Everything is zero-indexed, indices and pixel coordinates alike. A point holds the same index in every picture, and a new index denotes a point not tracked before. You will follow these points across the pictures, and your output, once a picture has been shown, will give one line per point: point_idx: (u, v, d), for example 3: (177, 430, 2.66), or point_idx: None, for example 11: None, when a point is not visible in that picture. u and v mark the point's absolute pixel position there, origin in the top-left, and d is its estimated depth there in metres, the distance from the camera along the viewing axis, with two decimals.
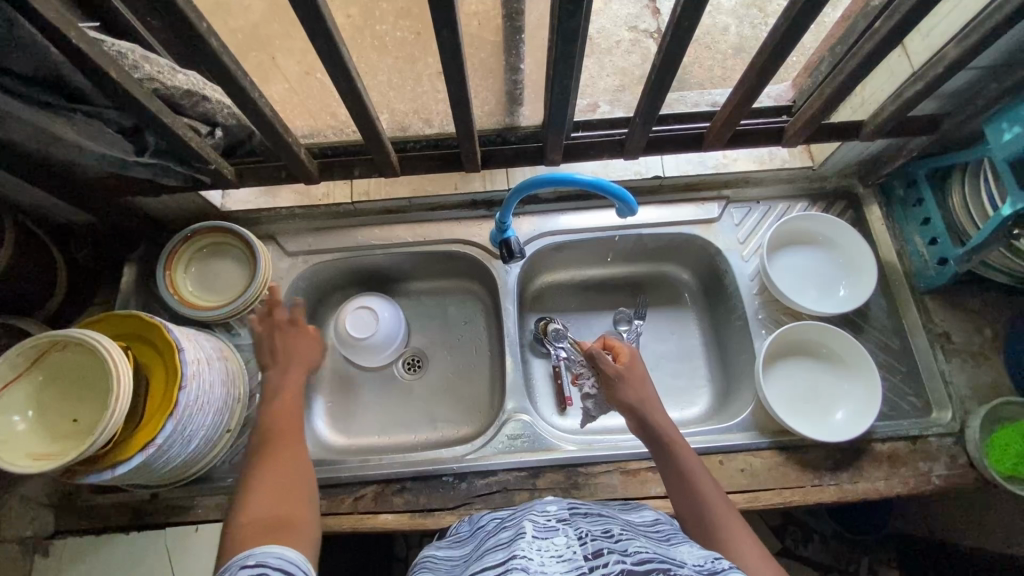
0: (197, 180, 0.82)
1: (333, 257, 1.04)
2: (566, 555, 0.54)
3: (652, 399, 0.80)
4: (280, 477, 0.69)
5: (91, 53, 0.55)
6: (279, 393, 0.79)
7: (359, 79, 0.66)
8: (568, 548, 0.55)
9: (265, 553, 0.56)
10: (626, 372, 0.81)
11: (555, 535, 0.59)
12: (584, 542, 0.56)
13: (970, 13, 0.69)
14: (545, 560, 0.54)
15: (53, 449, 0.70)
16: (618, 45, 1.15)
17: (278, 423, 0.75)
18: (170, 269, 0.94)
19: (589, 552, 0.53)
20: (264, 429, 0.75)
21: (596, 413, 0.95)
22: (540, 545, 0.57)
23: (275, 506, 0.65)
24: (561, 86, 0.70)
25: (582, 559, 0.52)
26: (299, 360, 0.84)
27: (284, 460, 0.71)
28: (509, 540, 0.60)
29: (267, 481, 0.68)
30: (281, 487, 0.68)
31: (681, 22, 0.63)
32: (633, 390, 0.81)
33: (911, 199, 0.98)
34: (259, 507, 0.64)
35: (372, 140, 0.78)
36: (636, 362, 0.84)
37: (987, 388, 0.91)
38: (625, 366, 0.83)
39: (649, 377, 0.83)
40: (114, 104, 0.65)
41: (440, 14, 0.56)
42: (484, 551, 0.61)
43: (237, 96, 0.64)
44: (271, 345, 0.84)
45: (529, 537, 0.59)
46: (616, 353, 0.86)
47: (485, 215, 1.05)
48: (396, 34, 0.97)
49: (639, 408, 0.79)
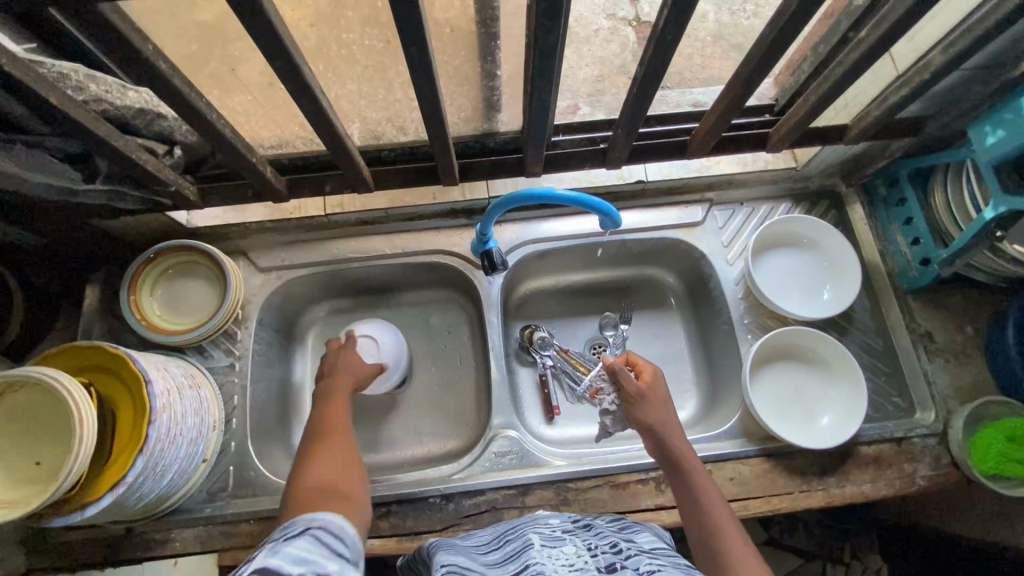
0: (158, 202, 0.77)
1: (307, 272, 1.00)
2: (579, 563, 0.55)
3: (674, 423, 0.80)
4: (334, 457, 0.74)
5: (29, 82, 0.50)
6: (332, 391, 0.85)
7: (323, 96, 0.62)
8: (580, 557, 0.57)
9: (328, 520, 0.55)
10: (647, 393, 0.81)
11: (564, 544, 0.60)
12: (596, 554, 0.57)
13: (958, 15, 0.68)
14: (558, 568, 0.55)
15: (16, 496, 0.66)
16: (597, 33, 1.11)
17: (326, 417, 0.81)
18: (134, 294, 0.90)
19: (602, 565, 0.55)
20: (321, 418, 0.81)
21: (614, 429, 0.88)
22: (551, 553, 0.58)
23: (331, 478, 0.71)
24: (539, 100, 0.67)
25: (595, 570, 0.54)
26: (355, 372, 0.89)
27: (336, 445, 0.76)
28: (518, 549, 0.60)
29: (323, 459, 0.74)
30: (335, 464, 0.73)
31: (666, 33, 0.60)
32: (652, 411, 0.80)
33: (893, 198, 0.98)
34: (312, 479, 0.71)
35: (343, 155, 0.74)
36: (659, 383, 0.83)
37: (969, 387, 0.92)
38: (647, 385, 0.83)
39: (671, 400, 0.83)
40: (58, 131, 0.60)
41: (409, 31, 0.53)
42: (490, 564, 0.60)
43: (192, 118, 0.60)
44: (333, 360, 0.90)
45: (539, 545, 0.59)
46: (638, 371, 0.86)
47: (464, 224, 1.02)
48: (363, 43, 0.88)
49: (657, 429, 0.79)
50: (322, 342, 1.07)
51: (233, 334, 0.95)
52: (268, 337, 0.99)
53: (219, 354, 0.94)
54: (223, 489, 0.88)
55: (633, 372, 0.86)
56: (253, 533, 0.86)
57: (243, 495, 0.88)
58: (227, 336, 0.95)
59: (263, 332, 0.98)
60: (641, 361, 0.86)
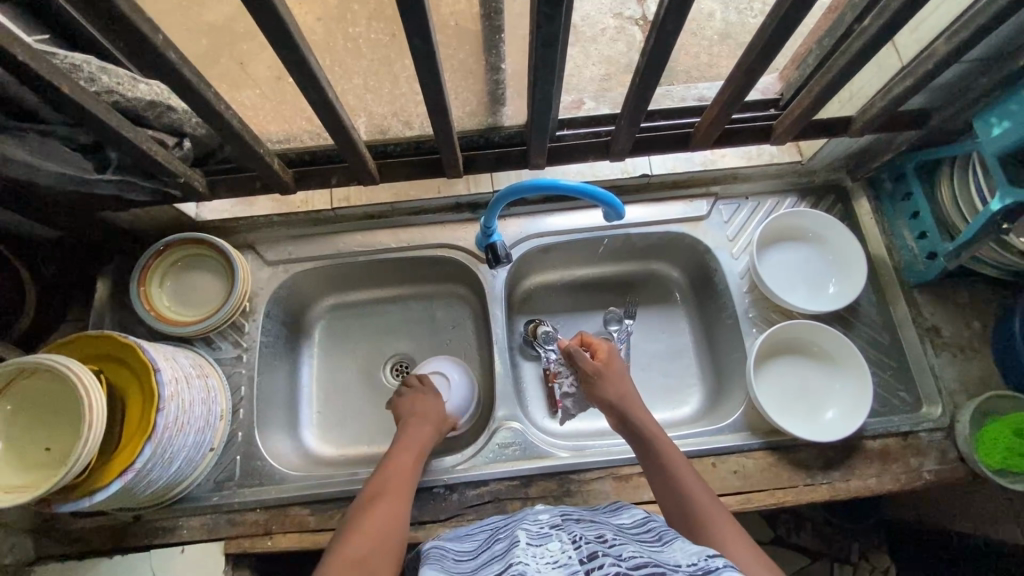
0: (167, 194, 0.79)
1: (314, 264, 1.01)
2: (562, 559, 0.55)
3: (632, 395, 0.84)
4: (384, 519, 0.69)
5: (41, 71, 0.52)
6: (403, 446, 0.81)
7: (329, 87, 0.63)
8: (564, 552, 0.56)
9: None
10: (604, 370, 0.87)
11: (549, 541, 0.60)
12: (579, 546, 0.57)
13: (962, 5, 0.68)
14: (541, 566, 0.55)
15: (28, 480, 0.67)
16: (604, 32, 1.12)
17: (390, 475, 0.77)
18: (144, 284, 0.91)
19: (584, 556, 0.55)
20: (385, 477, 0.76)
21: (575, 411, 0.99)
22: (535, 551, 0.58)
23: (378, 544, 0.65)
24: (541, 91, 0.68)
25: (577, 564, 0.53)
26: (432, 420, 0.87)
27: (392, 508, 0.71)
28: (504, 550, 0.61)
29: (375, 519, 0.68)
30: (382, 528, 0.67)
31: (666, 24, 0.61)
32: (611, 387, 0.85)
33: (899, 192, 0.97)
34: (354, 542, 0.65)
35: (348, 148, 0.75)
36: (613, 361, 0.88)
37: (976, 381, 0.91)
38: (603, 363, 0.88)
39: (629, 376, 0.87)
40: (71, 121, 0.61)
41: (412, 21, 0.53)
42: (477, 564, 0.61)
43: (201, 109, 0.61)
44: (408, 405, 0.89)
45: (524, 544, 0.59)
46: (595, 351, 0.91)
47: (470, 218, 1.03)
48: (370, 36, 0.96)
49: (617, 403, 0.83)
50: (329, 336, 1.08)
51: (240, 326, 0.96)
52: (274, 329, 1.00)
53: (227, 346, 0.95)
54: (229, 478, 0.89)
55: (589, 352, 0.92)
56: (258, 522, 0.87)
57: (249, 485, 0.89)
58: (234, 328, 0.96)
59: (270, 325, 0.99)
60: (598, 343, 0.92)
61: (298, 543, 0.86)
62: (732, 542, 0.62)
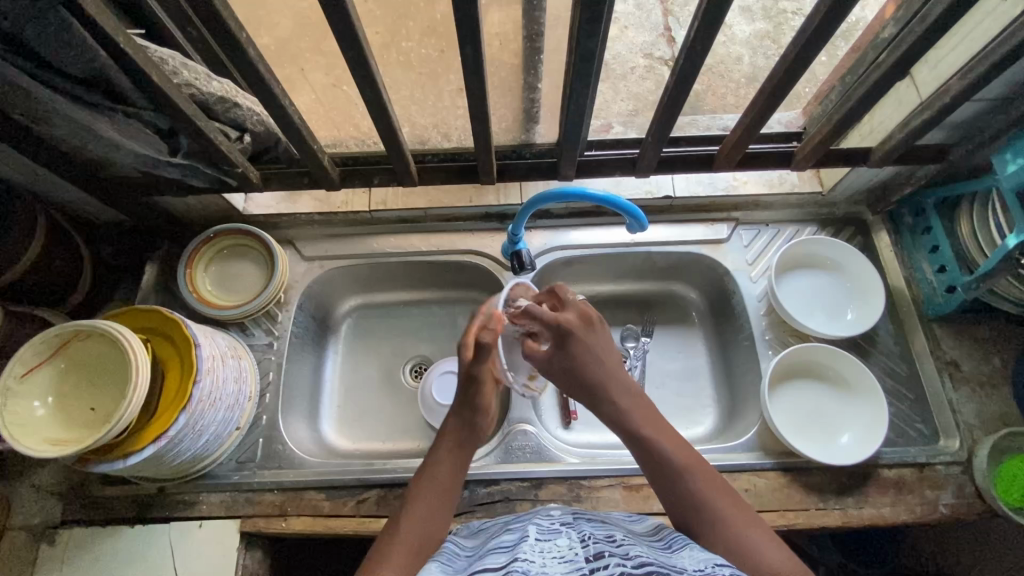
0: (224, 182, 0.86)
1: (346, 263, 1.06)
2: (569, 556, 0.56)
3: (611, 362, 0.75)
4: (437, 501, 0.68)
5: (138, 59, 0.59)
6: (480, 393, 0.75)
7: (384, 89, 0.69)
8: (571, 549, 0.58)
9: None
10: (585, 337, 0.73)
11: (558, 537, 0.61)
12: (587, 544, 0.58)
13: (977, 45, 0.72)
14: (547, 561, 0.56)
15: (71, 435, 0.72)
16: (633, 70, 1.19)
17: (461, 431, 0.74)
18: (190, 269, 0.97)
19: (590, 553, 0.56)
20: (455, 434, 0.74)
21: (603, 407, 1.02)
22: (544, 547, 0.59)
23: (427, 535, 0.65)
24: (576, 104, 0.73)
25: (584, 561, 0.55)
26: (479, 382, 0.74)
27: (445, 486, 0.70)
28: (512, 542, 0.62)
29: (433, 499, 0.68)
30: (436, 512, 0.67)
31: (695, 44, 0.66)
32: (595, 358, 0.73)
33: (920, 226, 0.99)
34: (416, 514, 0.66)
35: (395, 151, 0.81)
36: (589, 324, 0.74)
37: (995, 418, 0.91)
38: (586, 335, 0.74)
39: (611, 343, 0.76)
40: (153, 107, 0.68)
41: (466, 31, 0.60)
42: (481, 553, 0.62)
43: (268, 100, 0.68)
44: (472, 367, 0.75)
45: (532, 539, 0.60)
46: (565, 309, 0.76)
47: (497, 227, 1.08)
48: (420, 50, 1.03)
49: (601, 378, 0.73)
50: (354, 334, 1.13)
51: (273, 314, 1.01)
52: (304, 321, 1.05)
53: (260, 333, 1.00)
54: (251, 459, 0.93)
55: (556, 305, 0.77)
56: (275, 503, 0.90)
57: (268, 466, 0.92)
58: (268, 317, 1.01)
59: (301, 316, 1.04)
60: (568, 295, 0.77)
61: (311, 527, 0.88)
62: (771, 555, 0.60)
